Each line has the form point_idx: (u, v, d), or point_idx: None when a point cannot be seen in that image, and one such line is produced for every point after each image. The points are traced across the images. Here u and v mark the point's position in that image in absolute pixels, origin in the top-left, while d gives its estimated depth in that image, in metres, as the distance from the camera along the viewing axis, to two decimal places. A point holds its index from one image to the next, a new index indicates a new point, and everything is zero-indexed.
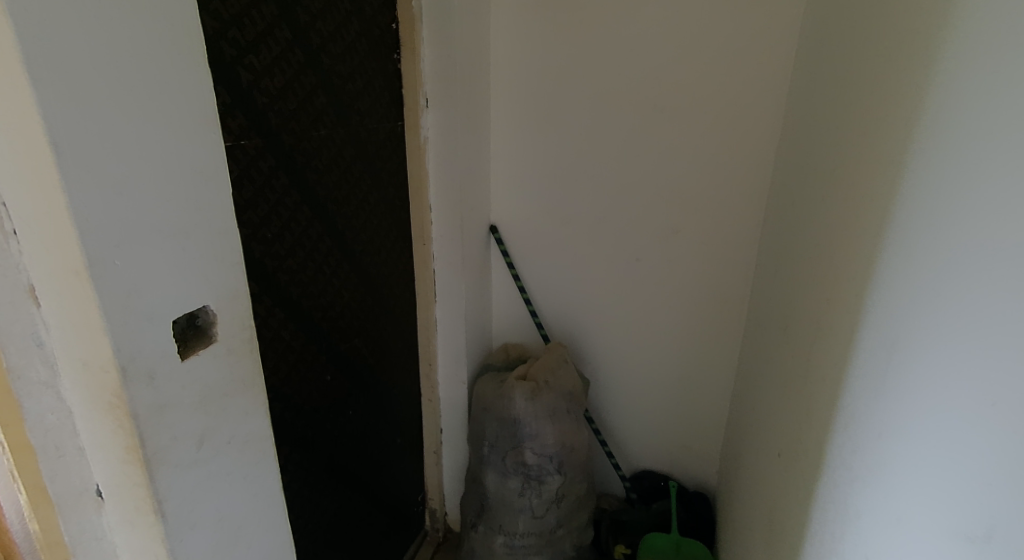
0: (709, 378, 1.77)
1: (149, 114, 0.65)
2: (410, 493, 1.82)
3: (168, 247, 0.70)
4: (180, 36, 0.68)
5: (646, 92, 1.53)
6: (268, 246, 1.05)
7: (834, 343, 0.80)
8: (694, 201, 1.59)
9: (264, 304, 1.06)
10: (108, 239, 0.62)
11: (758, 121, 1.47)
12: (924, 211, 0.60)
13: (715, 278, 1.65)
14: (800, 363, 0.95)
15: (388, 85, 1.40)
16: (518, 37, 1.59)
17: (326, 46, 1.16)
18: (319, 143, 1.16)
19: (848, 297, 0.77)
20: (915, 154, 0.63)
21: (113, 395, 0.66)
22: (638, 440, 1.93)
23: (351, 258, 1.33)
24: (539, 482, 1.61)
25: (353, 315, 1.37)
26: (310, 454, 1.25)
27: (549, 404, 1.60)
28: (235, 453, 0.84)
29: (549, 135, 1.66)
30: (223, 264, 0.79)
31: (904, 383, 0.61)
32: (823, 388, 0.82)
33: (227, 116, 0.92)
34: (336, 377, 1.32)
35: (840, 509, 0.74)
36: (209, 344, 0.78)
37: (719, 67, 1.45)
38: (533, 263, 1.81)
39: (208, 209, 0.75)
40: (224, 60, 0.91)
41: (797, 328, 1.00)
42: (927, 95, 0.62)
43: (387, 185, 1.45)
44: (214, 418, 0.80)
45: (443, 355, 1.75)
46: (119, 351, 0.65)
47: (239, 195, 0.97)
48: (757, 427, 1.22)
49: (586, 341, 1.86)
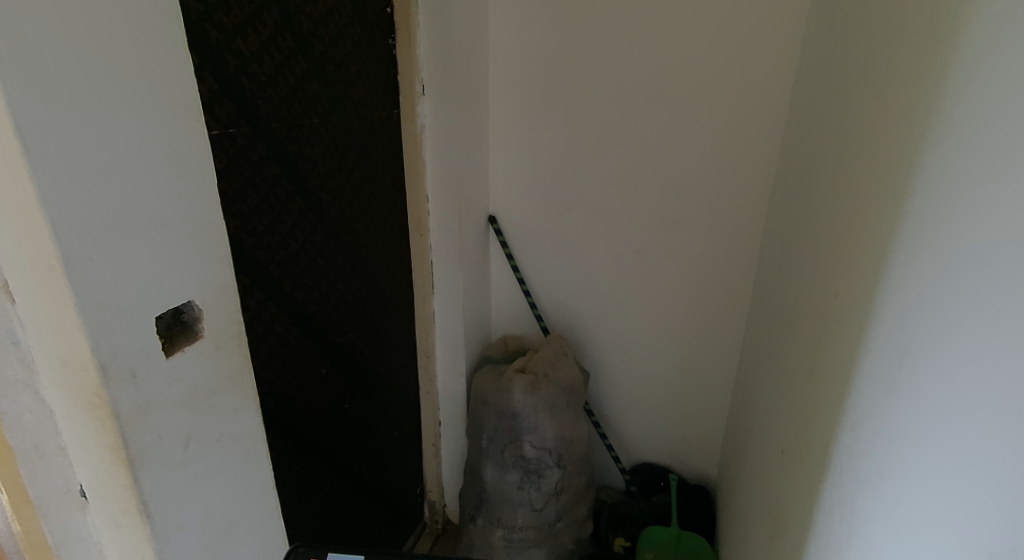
0: (712, 371, 1.74)
1: (124, 103, 0.62)
2: (409, 485, 1.81)
3: (147, 241, 0.67)
4: (157, 23, 0.65)
5: (648, 79, 1.49)
6: (259, 238, 1.02)
7: (841, 340, 0.77)
8: (697, 192, 1.56)
9: (255, 297, 1.03)
10: (83, 233, 0.60)
11: (762, 110, 1.43)
12: (941, 206, 0.57)
13: (718, 269, 1.62)
14: (806, 359, 0.92)
15: (384, 72, 1.37)
16: (516, 23, 1.54)
17: (319, 30, 1.12)
18: (310, 132, 1.13)
19: (856, 294, 0.74)
20: (930, 141, 0.60)
21: (94, 395, 0.64)
22: (639, 433, 1.91)
23: (345, 249, 1.30)
24: (538, 476, 1.59)
25: (348, 307, 1.34)
26: (304, 448, 1.23)
27: (549, 397, 1.58)
28: (226, 451, 0.83)
29: (549, 124, 1.62)
30: (209, 259, 0.76)
31: (916, 386, 0.59)
32: (830, 386, 0.80)
33: (213, 102, 0.89)
34: (330, 371, 1.30)
35: (847, 511, 0.71)
36: (195, 341, 0.76)
37: (723, 53, 1.41)
38: (533, 255, 1.78)
39: (191, 202, 0.72)
40: (210, 45, 0.88)
41: (803, 322, 0.97)
42: (945, 79, 0.59)
43: (383, 174, 1.42)
44: (202, 417, 0.78)
45: (441, 347, 1.73)
46: (98, 350, 0.63)
47: (227, 185, 0.94)
48: (760, 422, 1.20)
49: (586, 333, 1.83)
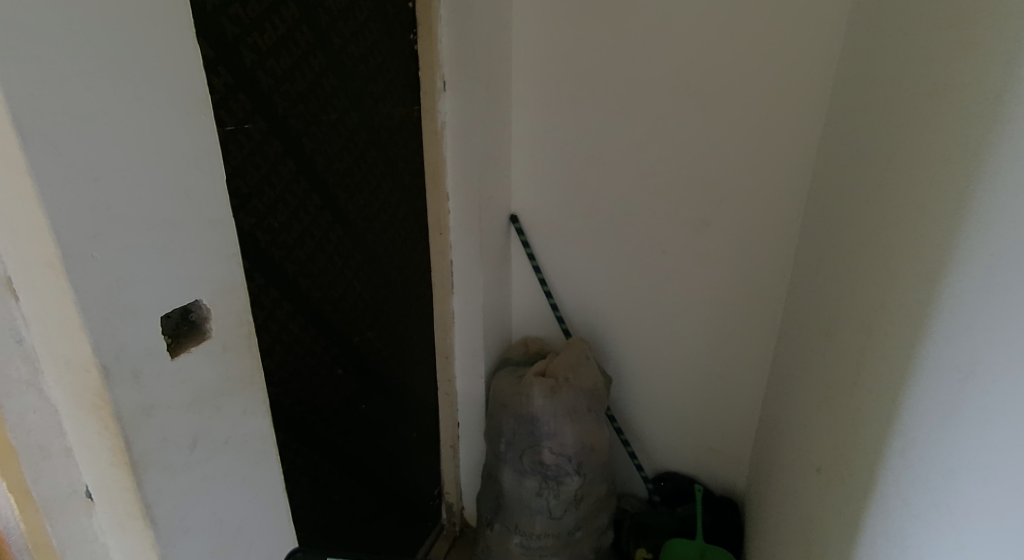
0: (741, 379, 1.67)
1: (129, 101, 0.61)
2: (426, 487, 1.78)
3: (152, 239, 0.65)
4: (164, 17, 0.63)
5: (677, 74, 1.43)
6: (274, 236, 1.01)
7: (886, 357, 0.71)
8: (727, 192, 1.49)
9: (270, 296, 1.02)
10: (85, 229, 0.58)
11: (797, 106, 1.36)
12: (1001, 214, 0.51)
13: (748, 273, 1.55)
14: (847, 372, 0.85)
15: (405, 68, 1.34)
16: (541, 17, 1.50)
17: (337, 25, 1.10)
18: (328, 129, 1.11)
19: (904, 302, 0.68)
20: (993, 139, 0.54)
21: (96, 396, 0.62)
22: (663, 441, 1.85)
23: (363, 248, 1.28)
24: (557, 483, 1.55)
25: (365, 307, 1.32)
26: (318, 449, 1.21)
27: (569, 402, 1.54)
28: (234, 454, 0.81)
29: (573, 121, 1.58)
30: (217, 258, 0.74)
31: (972, 414, 0.54)
32: (874, 404, 0.73)
33: (228, 98, 0.87)
34: (347, 371, 1.28)
35: (894, 548, 0.65)
36: (202, 341, 0.74)
37: (758, 46, 1.34)
38: (555, 255, 1.74)
39: (199, 199, 0.70)
40: (226, 40, 0.86)
41: (843, 330, 0.90)
42: (1011, 67, 0.52)
43: (402, 172, 1.39)
44: (209, 418, 0.76)
45: (460, 348, 1.70)
46: (100, 351, 0.61)
47: (243, 182, 0.92)
48: (793, 436, 1.14)
49: (609, 337, 1.78)
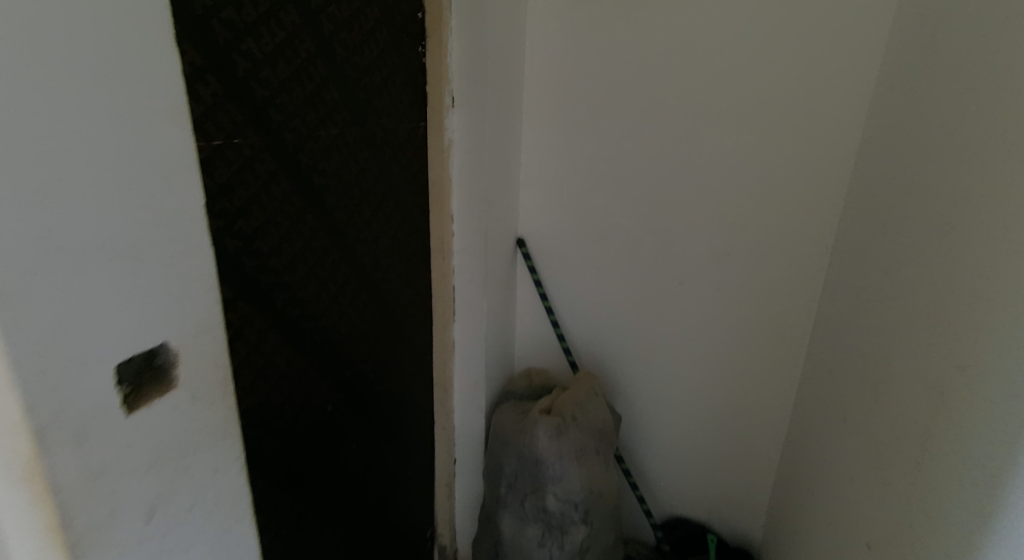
0: (760, 422, 1.57)
1: (89, 109, 0.50)
2: (418, 528, 1.66)
3: (107, 272, 0.54)
4: (139, 14, 0.54)
5: (701, 97, 1.35)
6: (262, 261, 0.90)
7: (971, 434, 0.61)
8: (751, 224, 1.40)
9: (256, 328, 0.91)
10: (23, 263, 0.47)
11: (829, 135, 1.28)
12: None
13: (771, 310, 1.45)
14: (908, 440, 0.75)
15: (412, 81, 1.25)
16: (557, 33, 1.43)
17: (341, 33, 1.01)
18: (327, 145, 1.01)
19: (998, 369, 0.58)
20: None
21: (25, 466, 0.51)
22: (673, 484, 1.74)
23: (359, 273, 1.18)
24: (562, 532, 1.43)
25: (360, 337, 1.22)
26: (303, 495, 1.10)
27: (577, 444, 1.43)
28: (201, 518, 0.70)
29: (587, 143, 1.49)
30: (188, 293, 0.64)
31: None
32: (954, 487, 0.63)
33: (216, 108, 0.77)
34: (338, 408, 1.17)
35: None
36: (168, 391, 0.63)
37: (789, 71, 1.26)
38: (564, 283, 1.64)
39: (168, 226, 0.60)
40: (216, 44, 0.76)
41: (899, 389, 0.80)
42: None
43: (405, 192, 1.30)
44: (173, 479, 0.65)
45: (460, 379, 1.59)
46: (36, 411, 0.50)
47: (230, 202, 0.82)
48: (829, 497, 1.03)
49: (619, 371, 1.68)
